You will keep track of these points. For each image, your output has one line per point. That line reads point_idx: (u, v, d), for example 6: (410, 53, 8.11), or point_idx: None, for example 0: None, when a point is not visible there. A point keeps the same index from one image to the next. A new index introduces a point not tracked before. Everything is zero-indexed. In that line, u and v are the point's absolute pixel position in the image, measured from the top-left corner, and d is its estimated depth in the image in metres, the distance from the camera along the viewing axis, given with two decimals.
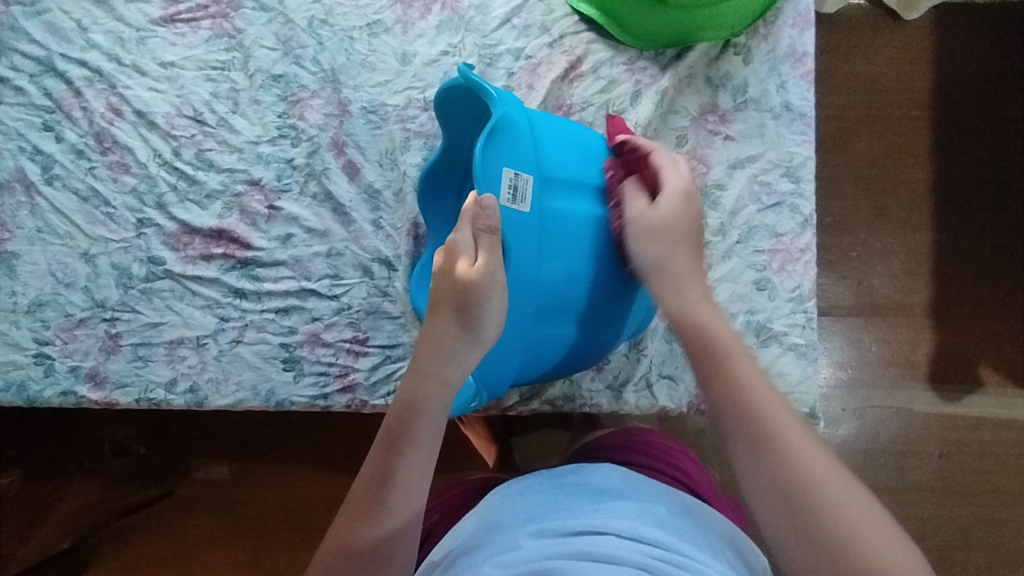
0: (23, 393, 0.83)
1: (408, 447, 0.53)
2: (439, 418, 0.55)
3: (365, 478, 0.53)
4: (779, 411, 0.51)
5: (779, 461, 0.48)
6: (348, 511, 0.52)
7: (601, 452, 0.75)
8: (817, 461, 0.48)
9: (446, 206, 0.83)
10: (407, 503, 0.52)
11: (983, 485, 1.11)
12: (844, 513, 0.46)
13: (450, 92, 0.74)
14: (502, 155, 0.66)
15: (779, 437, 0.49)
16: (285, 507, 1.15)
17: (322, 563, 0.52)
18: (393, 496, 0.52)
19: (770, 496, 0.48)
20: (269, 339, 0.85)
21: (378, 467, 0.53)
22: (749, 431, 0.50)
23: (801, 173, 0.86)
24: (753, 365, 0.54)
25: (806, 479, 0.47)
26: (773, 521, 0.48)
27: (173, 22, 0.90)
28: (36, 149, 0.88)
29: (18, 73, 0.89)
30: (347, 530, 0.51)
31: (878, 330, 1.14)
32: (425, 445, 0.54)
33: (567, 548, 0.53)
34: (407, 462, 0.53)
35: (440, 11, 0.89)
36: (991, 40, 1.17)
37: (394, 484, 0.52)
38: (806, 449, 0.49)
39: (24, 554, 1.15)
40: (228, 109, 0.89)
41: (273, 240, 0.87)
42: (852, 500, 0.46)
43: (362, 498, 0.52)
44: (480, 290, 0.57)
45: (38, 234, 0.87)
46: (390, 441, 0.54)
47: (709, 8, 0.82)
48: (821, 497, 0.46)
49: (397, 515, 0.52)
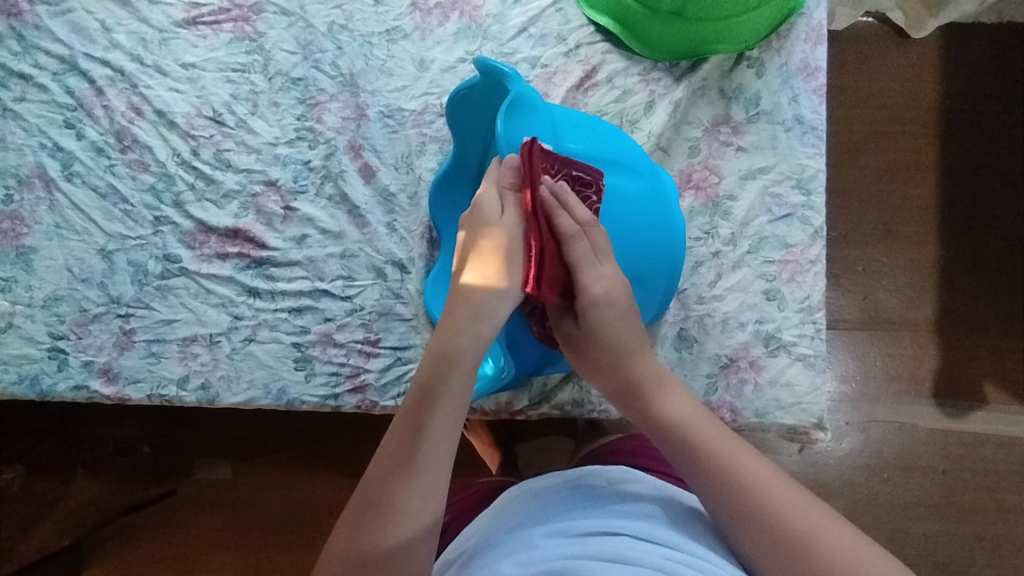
0: (36, 386, 0.84)
1: (441, 402, 0.54)
2: (470, 376, 0.55)
3: (394, 435, 0.53)
4: (713, 439, 0.57)
5: (710, 476, 0.55)
6: (378, 466, 0.52)
7: (612, 456, 0.75)
8: (739, 457, 0.56)
9: (458, 207, 0.84)
10: (436, 460, 0.52)
11: (984, 502, 1.11)
12: (767, 497, 0.53)
13: (462, 91, 0.76)
14: (520, 130, 0.66)
15: (707, 447, 0.57)
16: (288, 509, 1.15)
17: (349, 518, 0.52)
18: (424, 451, 0.52)
19: (719, 508, 0.55)
20: (282, 338, 0.85)
21: (409, 423, 0.53)
22: (683, 450, 0.58)
23: (812, 185, 0.87)
24: (680, 395, 0.61)
25: (728, 476, 0.55)
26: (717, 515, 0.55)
27: (196, 25, 0.91)
28: (57, 146, 0.89)
29: (41, 71, 0.90)
30: (377, 484, 0.52)
31: (883, 345, 1.15)
32: (454, 401, 0.54)
33: (583, 548, 0.54)
34: (436, 418, 0.53)
35: (458, 19, 0.91)
36: (998, 59, 1.19)
37: (423, 439, 0.52)
38: (724, 454, 0.56)
39: (25, 550, 1.15)
40: (247, 110, 0.90)
41: (288, 240, 0.88)
42: (773, 484, 0.54)
43: (392, 453, 0.52)
44: (507, 243, 0.58)
45: (57, 229, 0.88)
46: (421, 397, 0.54)
47: (750, 11, 0.83)
48: (749, 484, 0.54)
49: (426, 470, 0.52)
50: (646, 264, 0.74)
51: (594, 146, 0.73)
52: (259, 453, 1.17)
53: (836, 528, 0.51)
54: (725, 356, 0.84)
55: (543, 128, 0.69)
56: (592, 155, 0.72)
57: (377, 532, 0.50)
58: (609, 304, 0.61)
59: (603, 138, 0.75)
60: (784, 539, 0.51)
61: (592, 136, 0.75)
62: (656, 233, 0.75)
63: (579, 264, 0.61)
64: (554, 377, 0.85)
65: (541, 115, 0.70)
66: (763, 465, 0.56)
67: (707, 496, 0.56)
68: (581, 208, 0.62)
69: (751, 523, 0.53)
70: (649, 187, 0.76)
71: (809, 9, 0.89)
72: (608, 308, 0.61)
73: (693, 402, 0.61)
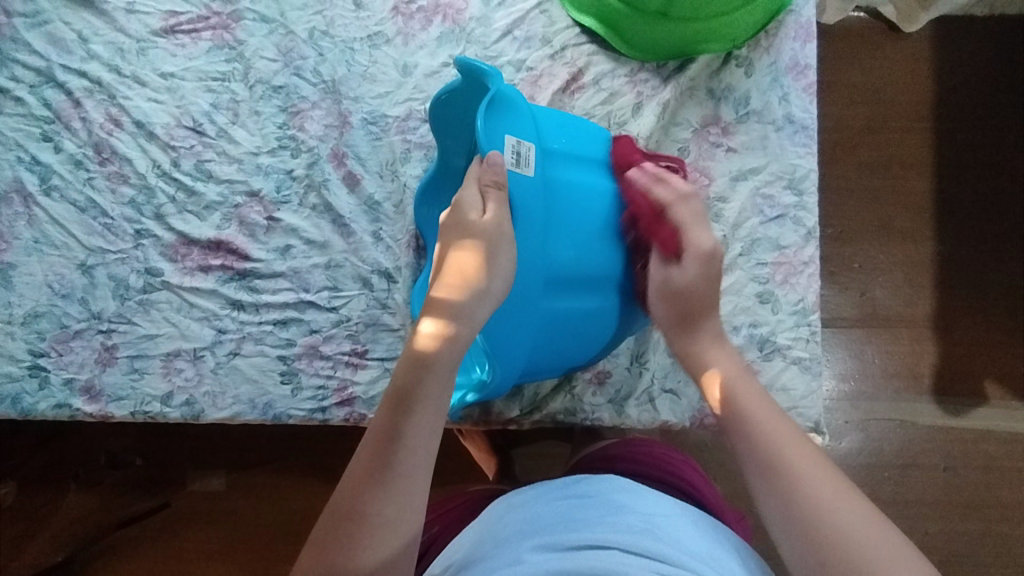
0: (16, 405, 0.82)
1: (419, 407, 0.52)
2: (450, 378, 0.54)
3: (370, 442, 0.51)
4: (750, 392, 0.57)
5: (752, 441, 0.53)
6: (354, 474, 0.50)
7: (604, 464, 0.73)
8: (781, 431, 0.52)
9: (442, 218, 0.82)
10: (415, 467, 0.50)
11: (986, 499, 1.10)
12: (804, 475, 0.49)
13: (444, 96, 0.75)
14: (501, 127, 0.65)
15: (752, 414, 0.54)
16: (282, 521, 1.13)
17: (323, 528, 0.50)
18: (401, 456, 0.50)
19: (757, 473, 0.51)
20: (267, 351, 0.84)
21: (386, 427, 0.51)
22: (730, 413, 0.56)
23: (804, 185, 0.85)
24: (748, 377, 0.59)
25: (765, 443, 0.52)
26: (757, 488, 0.51)
27: (174, 33, 0.90)
28: (34, 160, 0.87)
29: (18, 84, 0.88)
30: (354, 491, 0.49)
31: (881, 343, 1.13)
32: (433, 407, 0.52)
33: (569, 563, 0.52)
34: (413, 422, 0.51)
35: (441, 23, 0.89)
36: (991, 53, 1.18)
37: (401, 445, 0.50)
38: (768, 427, 0.53)
39: (16, 567, 1.14)
40: (228, 119, 0.88)
41: (272, 251, 0.86)
42: (816, 468, 0.49)
43: (369, 458, 0.50)
44: (488, 243, 0.59)
45: (36, 245, 0.86)
46: (399, 399, 0.52)
47: (736, 10, 0.82)
48: (786, 458, 0.50)
49: (404, 479, 0.50)
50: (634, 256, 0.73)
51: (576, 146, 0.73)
52: (252, 464, 1.15)
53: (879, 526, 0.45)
54: None
55: (524, 127, 0.67)
56: (573, 153, 0.72)
57: (352, 543, 0.48)
58: (706, 261, 0.65)
59: (585, 139, 0.75)
60: (812, 518, 0.47)
61: (572, 135, 0.74)
62: None
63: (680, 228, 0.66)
64: (547, 385, 0.84)
65: (521, 113, 0.68)
66: (813, 451, 0.51)
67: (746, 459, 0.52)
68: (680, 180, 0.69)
69: (782, 496, 0.49)
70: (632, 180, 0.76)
71: (797, 5, 0.87)
72: (709, 263, 0.65)
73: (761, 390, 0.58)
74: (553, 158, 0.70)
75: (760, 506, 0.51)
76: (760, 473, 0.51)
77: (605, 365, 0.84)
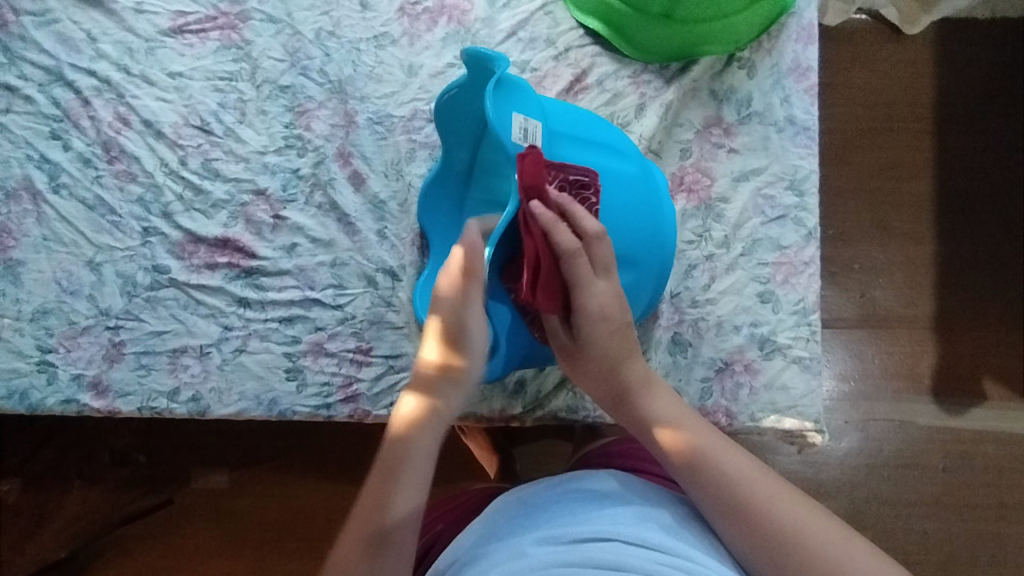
0: (25, 401, 0.83)
1: (400, 484, 0.60)
2: (428, 455, 0.61)
3: (363, 507, 0.59)
4: (691, 429, 0.60)
5: (711, 480, 0.57)
6: (351, 534, 0.59)
7: (604, 460, 0.74)
8: (737, 465, 0.57)
9: (446, 221, 0.84)
10: (401, 527, 0.58)
11: (985, 500, 1.11)
12: (771, 508, 0.54)
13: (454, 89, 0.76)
14: (507, 108, 0.66)
15: (702, 453, 0.58)
16: (286, 517, 1.14)
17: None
18: (387, 521, 0.58)
19: (724, 515, 0.56)
20: (273, 348, 0.85)
21: (374, 499, 0.59)
22: (681, 457, 0.59)
23: (805, 186, 0.86)
24: (682, 411, 0.63)
25: (724, 484, 0.56)
26: (726, 527, 0.56)
27: (182, 33, 0.90)
28: (43, 158, 0.88)
29: (27, 82, 0.89)
30: (351, 550, 0.58)
31: (881, 343, 1.14)
32: (415, 478, 0.60)
33: (573, 556, 0.54)
34: (398, 491, 0.59)
35: (446, 24, 0.90)
36: (991, 56, 1.18)
37: (388, 509, 0.59)
38: (719, 464, 0.57)
39: (20, 562, 1.15)
40: (235, 119, 0.89)
41: (278, 249, 0.87)
42: (779, 499, 0.55)
43: (362, 520, 0.59)
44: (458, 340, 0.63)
45: (44, 242, 0.87)
46: (386, 473, 0.60)
47: (743, 11, 0.83)
48: (750, 493, 0.55)
49: (392, 538, 0.58)
50: (637, 242, 0.73)
51: (581, 130, 0.74)
52: (256, 461, 1.16)
53: (849, 541, 0.52)
54: (720, 360, 0.83)
55: (529, 109, 0.69)
56: (579, 137, 0.73)
57: None
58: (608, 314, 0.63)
59: (588, 122, 0.75)
60: (790, 550, 0.53)
61: (577, 121, 0.75)
62: (648, 210, 0.75)
63: (581, 281, 0.62)
64: (549, 383, 0.84)
65: (525, 96, 0.69)
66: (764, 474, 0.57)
67: (710, 503, 0.57)
68: (587, 220, 0.61)
69: (757, 536, 0.54)
70: (639, 167, 0.77)
71: (800, 8, 0.88)
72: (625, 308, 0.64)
73: (699, 419, 0.62)
74: (557, 140, 0.70)
75: (731, 545, 0.56)
76: (728, 515, 0.56)
77: None
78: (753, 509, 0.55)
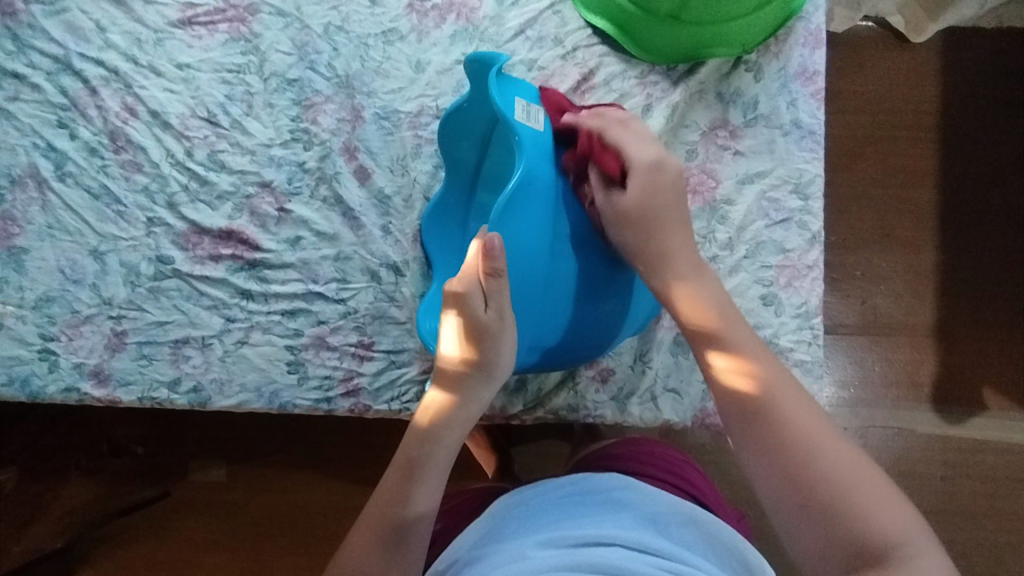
0: (26, 388, 0.83)
1: (438, 440, 0.63)
2: (463, 423, 0.65)
3: (398, 464, 0.62)
4: (735, 335, 0.61)
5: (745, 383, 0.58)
6: (387, 488, 0.61)
7: (605, 462, 0.74)
8: (775, 380, 0.57)
9: (453, 240, 0.85)
10: (434, 484, 0.62)
11: (983, 508, 1.11)
12: (797, 426, 0.54)
13: (462, 103, 0.82)
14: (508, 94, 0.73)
15: (744, 361, 0.59)
16: (283, 508, 1.14)
17: (360, 532, 0.60)
18: (424, 474, 0.61)
19: (749, 428, 0.56)
20: (275, 340, 0.85)
21: (413, 455, 0.62)
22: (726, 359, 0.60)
23: (810, 190, 0.86)
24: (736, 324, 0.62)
25: (756, 388, 0.57)
26: (747, 443, 0.56)
27: (191, 25, 0.91)
28: (49, 146, 0.88)
29: (35, 71, 0.90)
30: (386, 500, 0.60)
31: (881, 350, 1.14)
32: (451, 441, 0.64)
33: (576, 558, 0.53)
34: (436, 449, 0.63)
35: (455, 20, 0.90)
36: (997, 65, 1.19)
37: (425, 464, 0.62)
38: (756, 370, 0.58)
39: (16, 552, 1.14)
40: (242, 111, 0.89)
41: (282, 242, 0.87)
42: (806, 419, 0.54)
43: (400, 473, 0.61)
44: (490, 337, 0.65)
45: (49, 230, 0.87)
46: (425, 432, 0.63)
47: (749, 15, 0.82)
48: (779, 408, 0.55)
49: (426, 493, 0.61)
50: None
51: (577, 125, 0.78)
52: (255, 455, 1.16)
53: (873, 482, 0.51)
54: None
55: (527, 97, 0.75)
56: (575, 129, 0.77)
57: (386, 547, 0.58)
58: (655, 166, 0.66)
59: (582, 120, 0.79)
60: (802, 472, 0.52)
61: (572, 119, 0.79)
62: None
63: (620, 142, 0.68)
64: (549, 382, 0.84)
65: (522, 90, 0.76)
66: (797, 393, 0.56)
67: (736, 407, 0.57)
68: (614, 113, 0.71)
69: (771, 452, 0.54)
70: None
71: (807, 12, 0.88)
72: (656, 178, 0.66)
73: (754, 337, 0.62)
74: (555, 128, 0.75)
75: (749, 466, 0.56)
76: (750, 425, 0.56)
77: (609, 363, 0.84)
78: (778, 424, 0.54)
